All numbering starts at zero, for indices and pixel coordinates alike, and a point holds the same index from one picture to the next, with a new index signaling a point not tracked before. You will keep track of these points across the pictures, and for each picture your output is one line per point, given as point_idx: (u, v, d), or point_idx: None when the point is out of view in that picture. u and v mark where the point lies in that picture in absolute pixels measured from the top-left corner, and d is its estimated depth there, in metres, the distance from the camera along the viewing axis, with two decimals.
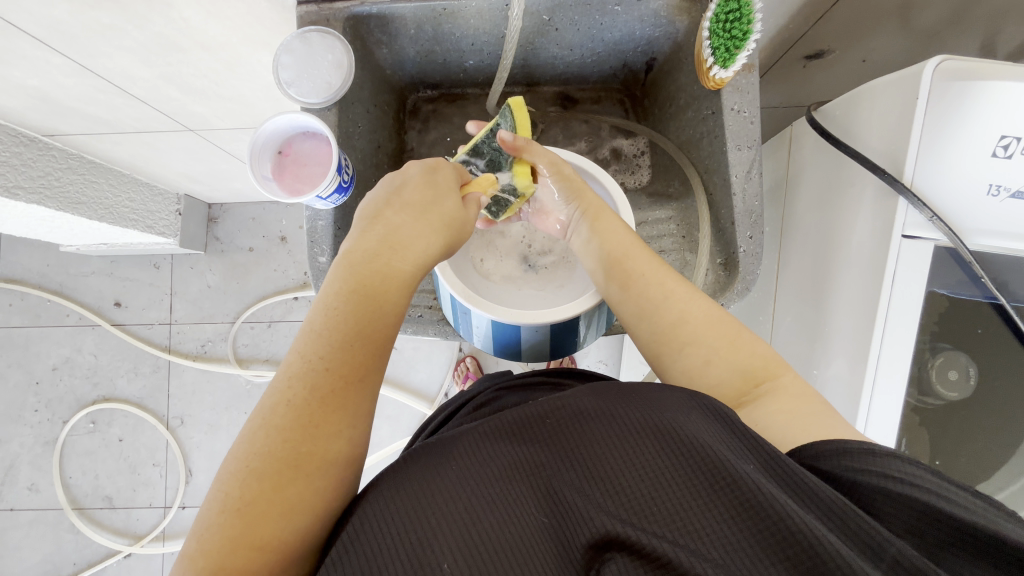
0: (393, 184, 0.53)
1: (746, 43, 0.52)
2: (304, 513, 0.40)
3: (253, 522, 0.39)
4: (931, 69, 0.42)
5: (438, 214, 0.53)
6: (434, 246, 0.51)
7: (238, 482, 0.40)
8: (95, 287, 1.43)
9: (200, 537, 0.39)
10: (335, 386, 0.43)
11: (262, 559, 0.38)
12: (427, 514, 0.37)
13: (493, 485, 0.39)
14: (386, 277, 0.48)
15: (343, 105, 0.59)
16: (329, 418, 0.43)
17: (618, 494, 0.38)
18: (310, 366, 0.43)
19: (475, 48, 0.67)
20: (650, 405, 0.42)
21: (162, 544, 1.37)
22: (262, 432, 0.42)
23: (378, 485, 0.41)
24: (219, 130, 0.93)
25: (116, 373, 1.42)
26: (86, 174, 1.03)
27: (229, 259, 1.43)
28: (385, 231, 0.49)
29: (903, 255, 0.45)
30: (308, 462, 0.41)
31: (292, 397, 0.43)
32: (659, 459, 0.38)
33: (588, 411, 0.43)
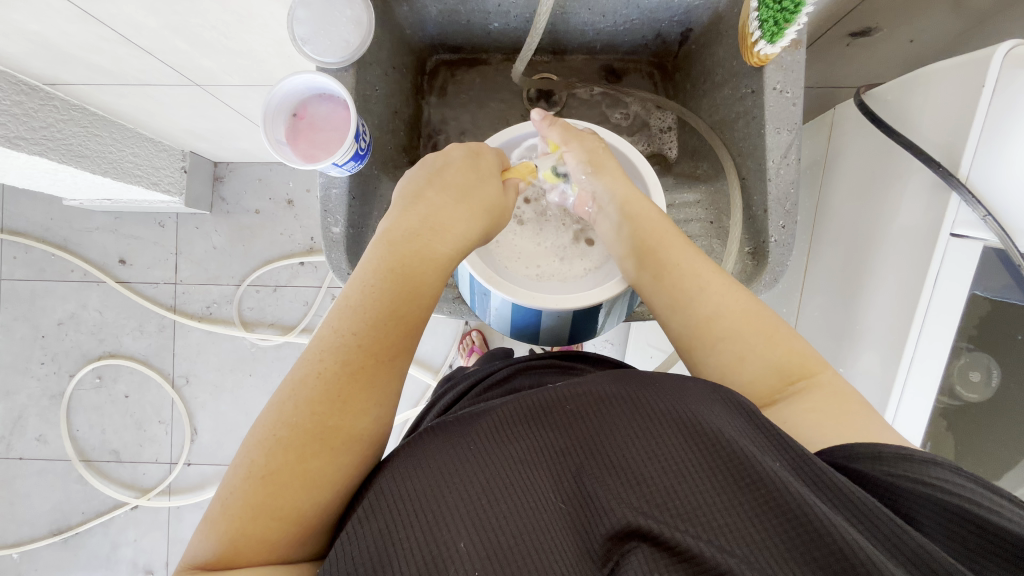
0: (434, 165, 0.54)
1: (799, 14, 0.48)
2: (326, 487, 0.40)
3: (277, 491, 0.39)
4: (1000, 56, 0.39)
5: (479, 198, 0.53)
6: (472, 230, 0.52)
7: (264, 450, 0.40)
8: (99, 244, 1.41)
9: (223, 501, 0.39)
10: (367, 363, 0.43)
11: (284, 527, 0.39)
12: (442, 496, 0.37)
13: (509, 469, 0.38)
14: (424, 258, 0.47)
15: (362, 67, 0.56)
16: (358, 395, 0.42)
17: (640, 486, 0.37)
18: (343, 342, 0.43)
19: (502, 9, 0.63)
20: (674, 395, 0.41)
21: (168, 498, 1.40)
22: (291, 402, 0.41)
23: (394, 467, 0.40)
24: (227, 86, 0.89)
25: (122, 330, 1.42)
26: (89, 126, 1.00)
27: (235, 220, 1.40)
28: (426, 212, 0.50)
29: (949, 255, 0.43)
30: (334, 437, 0.40)
31: (322, 370, 0.42)
32: (681, 451, 0.37)
33: (610, 399, 0.41)
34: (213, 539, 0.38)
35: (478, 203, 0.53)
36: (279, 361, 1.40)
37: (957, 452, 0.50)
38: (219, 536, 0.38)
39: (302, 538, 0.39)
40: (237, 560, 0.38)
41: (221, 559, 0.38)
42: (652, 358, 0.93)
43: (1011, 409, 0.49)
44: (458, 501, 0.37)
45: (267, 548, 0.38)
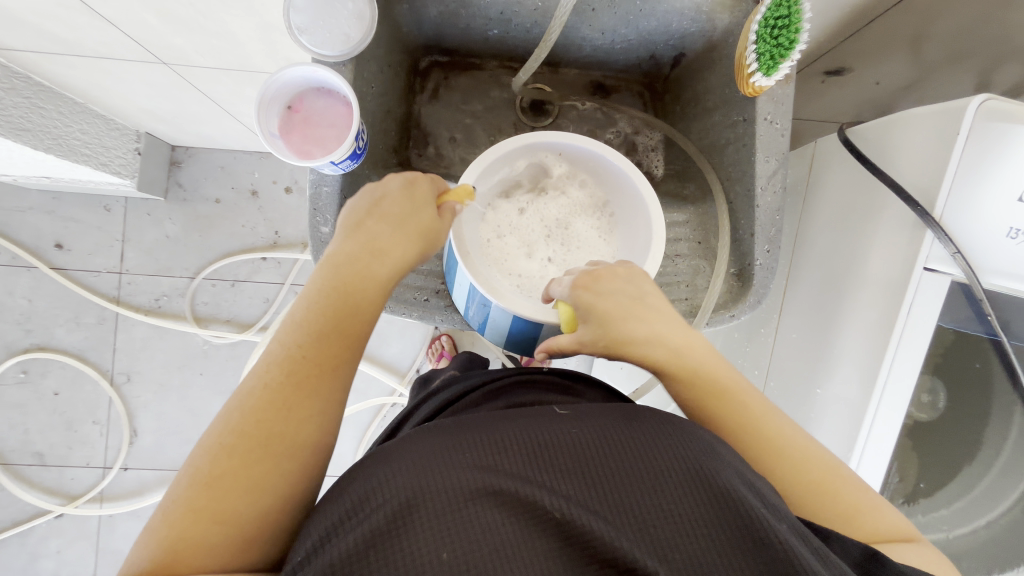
0: (374, 193, 0.50)
1: (793, 51, 0.50)
2: (269, 493, 0.38)
3: (219, 497, 0.37)
4: (973, 108, 0.43)
5: (418, 223, 0.50)
6: (415, 252, 0.49)
7: (208, 457, 0.38)
8: (33, 225, 1.29)
9: (164, 509, 0.37)
10: (310, 373, 0.41)
11: (221, 535, 0.36)
12: (439, 504, 0.36)
13: (510, 486, 0.37)
14: (364, 278, 0.45)
15: (360, 63, 0.54)
16: (302, 401, 0.40)
17: (644, 532, 0.36)
18: (288, 353, 0.42)
19: (503, 18, 0.62)
20: (688, 442, 0.41)
21: (99, 506, 1.29)
22: (236, 411, 0.40)
23: (395, 461, 0.39)
24: (197, 67, 0.84)
25: (54, 321, 1.30)
26: (33, 97, 0.91)
27: (192, 208, 1.32)
28: (368, 238, 0.47)
29: (922, 287, 0.46)
30: (277, 444, 0.39)
31: (268, 380, 0.41)
32: (685, 496, 0.38)
33: (624, 438, 0.41)
34: (149, 547, 0.36)
35: (416, 229, 0.49)
36: (234, 360, 1.32)
37: (917, 472, 0.54)
38: (155, 544, 0.36)
39: (245, 547, 0.37)
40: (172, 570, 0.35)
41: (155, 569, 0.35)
42: (623, 370, 0.95)
43: (961, 436, 0.53)
44: (455, 510, 0.35)
45: (202, 558, 0.36)
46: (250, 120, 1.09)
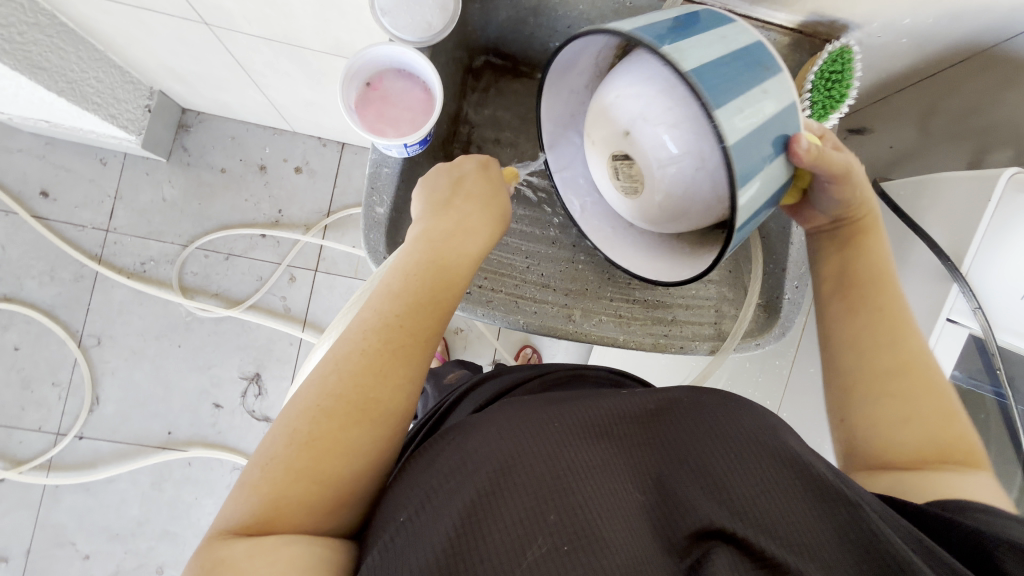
0: (454, 175, 0.54)
1: (843, 105, 0.55)
2: (362, 457, 0.41)
3: (320, 456, 0.39)
4: (1004, 179, 0.47)
5: (498, 206, 0.53)
6: (494, 237, 0.53)
7: (308, 418, 0.40)
8: (19, 169, 1.22)
9: (264, 466, 0.39)
10: (406, 342, 0.44)
11: (322, 491, 0.39)
12: (531, 469, 0.38)
13: (597, 452, 0.40)
14: (454, 255, 0.48)
15: (434, 51, 0.54)
16: (397, 370, 0.43)
17: (722, 489, 0.38)
18: (386, 322, 0.44)
19: (569, 32, 0.64)
20: (757, 414, 0.42)
21: (46, 474, 1.21)
22: (334, 375, 0.42)
23: (485, 428, 0.42)
24: (240, 33, 0.83)
25: (26, 273, 1.22)
26: (55, 37, 0.87)
27: (195, 175, 1.28)
28: (460, 218, 0.51)
29: (942, 336, 0.49)
30: (373, 409, 0.41)
31: (366, 346, 0.43)
32: (764, 462, 0.39)
33: (697, 413, 0.43)
34: (252, 502, 0.38)
35: (496, 209, 0.53)
36: (216, 336, 1.27)
37: None
38: (258, 500, 0.38)
39: (338, 507, 0.40)
40: (277, 523, 0.38)
41: (258, 524, 0.37)
42: None
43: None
44: (548, 476, 0.37)
45: (304, 511, 0.38)
46: (275, 94, 1.08)
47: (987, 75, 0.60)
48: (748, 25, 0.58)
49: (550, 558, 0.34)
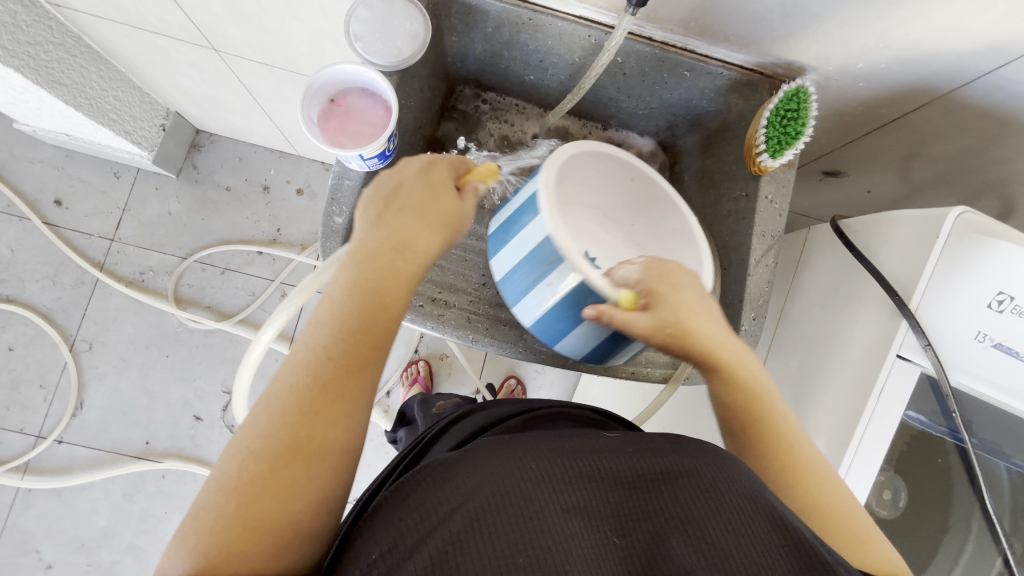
0: (391, 184, 0.50)
1: (797, 142, 0.56)
2: (295, 498, 0.40)
3: (249, 500, 0.39)
4: (952, 218, 0.47)
5: (439, 214, 0.50)
6: (439, 242, 0.49)
7: (237, 463, 0.40)
8: (38, 178, 1.29)
9: (196, 515, 0.39)
10: (335, 375, 0.43)
11: (255, 538, 0.38)
12: (503, 512, 0.37)
13: (575, 505, 0.39)
14: (389, 276, 0.46)
15: (405, 76, 0.57)
16: (327, 405, 0.42)
17: (704, 549, 0.38)
18: (314, 356, 0.43)
19: (542, 66, 0.67)
20: (741, 472, 0.42)
21: (20, 477, 1.20)
22: (263, 417, 0.41)
23: (458, 475, 0.40)
24: (245, 59, 0.88)
25: (31, 276, 1.27)
26: (79, 57, 0.93)
27: (201, 192, 1.33)
28: (392, 232, 0.47)
29: (893, 372, 0.48)
30: (305, 447, 0.41)
31: (293, 383, 0.42)
32: (746, 521, 0.39)
33: (682, 468, 0.42)
34: (185, 552, 0.37)
35: (436, 219, 0.49)
36: (204, 348, 1.29)
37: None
38: (191, 549, 0.37)
39: (277, 548, 0.39)
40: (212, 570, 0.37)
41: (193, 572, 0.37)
42: None
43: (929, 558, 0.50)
44: (526, 519, 0.37)
45: (237, 559, 0.37)
46: (279, 118, 1.13)
47: (949, 119, 0.61)
48: (710, 64, 0.61)
49: None
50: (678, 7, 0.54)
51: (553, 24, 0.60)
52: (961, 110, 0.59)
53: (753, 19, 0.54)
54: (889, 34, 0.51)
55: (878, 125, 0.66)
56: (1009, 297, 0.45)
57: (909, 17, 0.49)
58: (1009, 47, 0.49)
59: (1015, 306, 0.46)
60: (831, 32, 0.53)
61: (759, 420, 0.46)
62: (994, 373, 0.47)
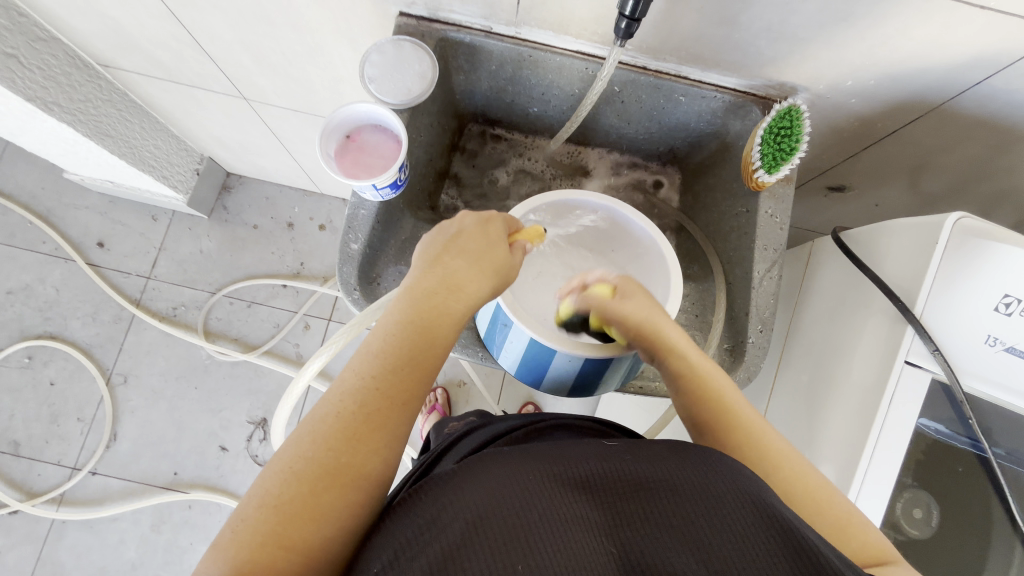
0: (451, 231, 0.53)
1: (792, 156, 0.57)
2: (329, 522, 0.41)
3: (285, 520, 0.40)
4: (950, 223, 0.48)
5: (492, 260, 0.52)
6: (488, 288, 0.51)
7: (279, 481, 0.41)
8: (83, 222, 1.39)
9: (235, 527, 0.40)
10: (381, 406, 0.45)
11: (285, 558, 0.39)
12: (506, 517, 0.38)
13: (577, 511, 0.39)
14: (440, 314, 0.48)
15: (414, 113, 0.62)
16: (368, 435, 0.44)
17: (707, 555, 0.37)
18: (362, 386, 0.45)
19: (544, 98, 0.71)
20: (741, 478, 0.42)
21: (55, 508, 1.24)
22: (307, 438, 0.43)
23: (462, 484, 0.41)
24: (272, 106, 0.96)
25: (73, 313, 1.35)
26: (124, 111, 1.02)
27: (231, 231, 1.41)
28: (444, 273, 0.50)
29: (902, 379, 0.47)
30: (344, 474, 0.42)
31: (341, 411, 0.44)
32: (746, 526, 0.39)
33: (681, 476, 0.42)
34: (220, 564, 0.38)
35: (489, 264, 0.52)
36: (230, 379, 1.33)
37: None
38: (227, 562, 0.38)
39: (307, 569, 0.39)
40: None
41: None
42: None
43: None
44: (522, 528, 0.37)
45: None
46: (303, 158, 1.21)
47: (947, 129, 0.62)
48: (703, 88, 0.63)
49: None
50: (666, 39, 0.57)
51: (552, 59, 0.64)
52: (957, 119, 0.60)
53: (740, 46, 0.56)
54: (874, 53, 0.53)
55: (876, 139, 0.67)
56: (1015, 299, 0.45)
57: (891, 37, 0.51)
58: (996, 58, 0.50)
59: (1022, 308, 0.46)
60: (817, 55, 0.55)
61: (712, 398, 0.48)
62: (1009, 378, 0.46)
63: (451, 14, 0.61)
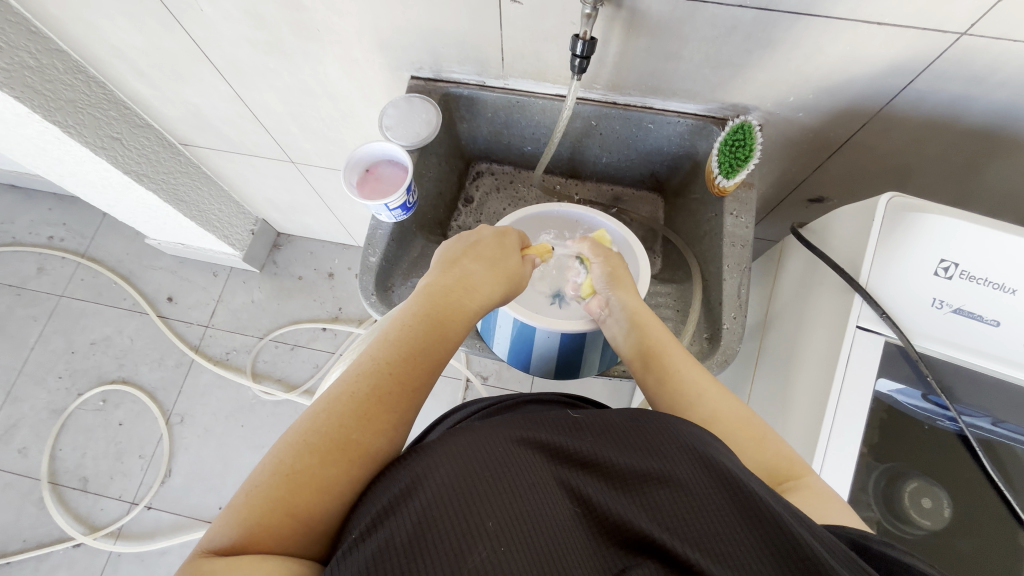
0: (469, 240, 0.61)
1: (747, 163, 0.65)
2: (337, 493, 0.43)
3: (296, 489, 0.42)
4: (883, 202, 0.53)
5: (505, 268, 0.60)
6: (498, 292, 0.58)
7: (292, 451, 0.43)
8: (157, 281, 1.60)
9: (247, 492, 0.42)
10: (393, 390, 0.47)
11: (291, 525, 0.41)
12: (479, 475, 0.40)
13: (542, 470, 0.42)
14: (455, 310, 0.54)
15: (423, 152, 0.74)
16: (381, 416, 0.46)
17: (659, 508, 0.42)
18: (377, 369, 0.48)
19: (535, 136, 0.83)
20: (695, 439, 0.46)
21: (113, 542, 1.33)
22: (322, 414, 0.45)
23: (434, 447, 0.43)
24: (314, 166, 1.13)
25: (143, 360, 1.52)
26: (197, 180, 1.23)
27: (279, 282, 1.59)
28: (461, 274, 0.57)
29: (856, 342, 0.52)
30: (353, 451, 0.44)
31: (355, 390, 0.47)
32: (697, 482, 0.43)
33: (640, 440, 0.46)
34: (235, 525, 0.40)
35: (503, 272, 0.60)
36: (274, 416, 1.44)
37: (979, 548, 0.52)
38: (239, 524, 0.40)
39: (311, 536, 0.41)
40: (255, 545, 0.40)
41: (238, 544, 0.39)
42: None
43: (963, 504, 0.53)
44: (495, 486, 0.40)
45: (274, 540, 0.40)
46: (341, 213, 1.38)
47: (896, 132, 0.68)
48: (667, 115, 0.73)
49: (491, 556, 0.36)
50: (625, 76, 0.69)
51: (536, 103, 0.76)
52: (900, 123, 0.66)
53: (688, 75, 0.67)
54: (803, 71, 0.62)
55: (833, 150, 0.73)
56: (951, 262, 0.50)
57: (811, 55, 0.60)
58: (909, 64, 0.58)
59: (960, 270, 0.51)
60: (755, 77, 0.65)
61: (654, 353, 0.57)
62: (954, 335, 0.51)
63: (452, 74, 0.76)
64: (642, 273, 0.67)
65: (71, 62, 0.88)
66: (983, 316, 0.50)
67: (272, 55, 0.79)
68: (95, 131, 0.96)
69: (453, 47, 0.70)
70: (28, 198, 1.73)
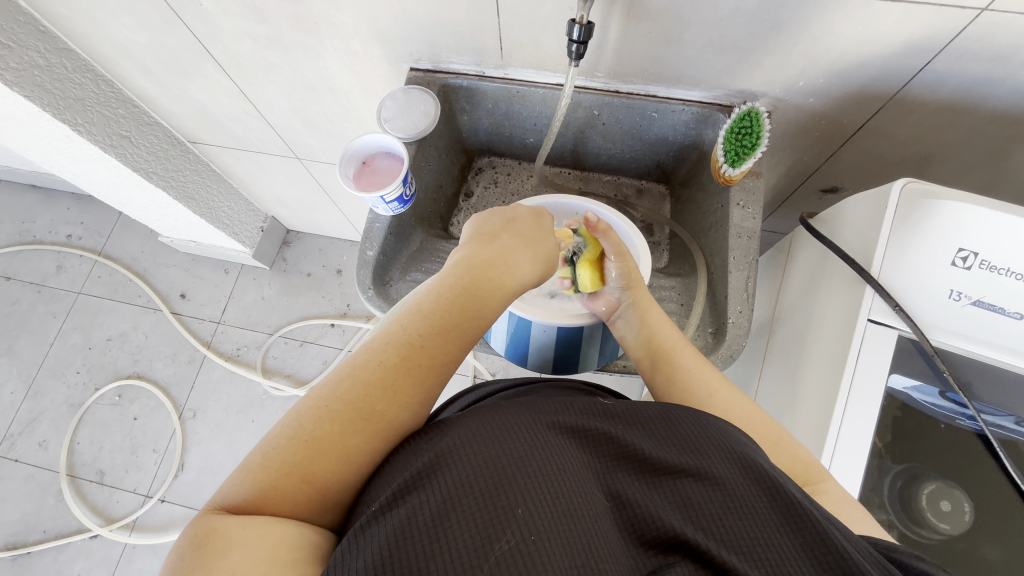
0: (505, 216, 0.59)
1: (754, 150, 0.63)
2: (354, 464, 0.42)
3: (314, 454, 0.41)
4: (897, 188, 0.51)
5: (543, 247, 0.58)
6: (535, 274, 0.56)
7: (313, 417, 0.42)
8: (170, 278, 1.63)
9: (265, 452, 0.41)
10: (422, 363, 0.46)
11: (306, 492, 0.40)
12: (504, 462, 0.38)
13: (570, 459, 0.40)
14: (493, 286, 0.52)
15: (422, 145, 0.73)
16: (407, 389, 0.44)
17: (689, 508, 0.39)
18: (408, 341, 0.46)
19: (537, 128, 0.81)
20: (731, 435, 0.43)
21: (128, 534, 1.36)
22: (348, 381, 0.44)
23: (456, 431, 0.41)
24: (319, 163, 1.14)
25: (157, 356, 1.54)
26: (206, 178, 1.24)
27: (288, 279, 1.60)
28: (501, 248, 0.55)
29: (868, 336, 0.50)
30: (375, 421, 0.43)
31: (384, 359, 0.45)
32: (733, 481, 0.40)
33: (672, 434, 0.43)
34: (251, 483, 0.40)
35: (542, 250, 0.58)
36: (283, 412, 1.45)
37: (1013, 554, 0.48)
38: (256, 483, 0.40)
39: (326, 505, 0.41)
40: (268, 507, 0.39)
41: (252, 504, 0.39)
42: None
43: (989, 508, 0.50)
44: (523, 473, 0.37)
45: (287, 505, 0.40)
46: (347, 210, 1.38)
47: (911, 119, 0.65)
48: (672, 103, 0.71)
49: (515, 547, 0.33)
50: (627, 63, 0.67)
51: (536, 92, 0.74)
52: (918, 108, 0.63)
53: (692, 61, 0.64)
54: (812, 55, 0.60)
55: (846, 138, 0.70)
56: (970, 252, 0.47)
57: (821, 38, 0.57)
58: (925, 45, 0.55)
59: (981, 261, 0.48)
60: (762, 62, 0.62)
61: (663, 352, 0.55)
62: (971, 329, 0.49)
63: (451, 65, 0.75)
64: (643, 266, 0.66)
65: (80, 61, 0.89)
66: (1006, 308, 0.48)
67: (271, 49, 0.78)
68: (104, 129, 0.97)
69: (450, 37, 0.69)
70: (48, 198, 1.77)
